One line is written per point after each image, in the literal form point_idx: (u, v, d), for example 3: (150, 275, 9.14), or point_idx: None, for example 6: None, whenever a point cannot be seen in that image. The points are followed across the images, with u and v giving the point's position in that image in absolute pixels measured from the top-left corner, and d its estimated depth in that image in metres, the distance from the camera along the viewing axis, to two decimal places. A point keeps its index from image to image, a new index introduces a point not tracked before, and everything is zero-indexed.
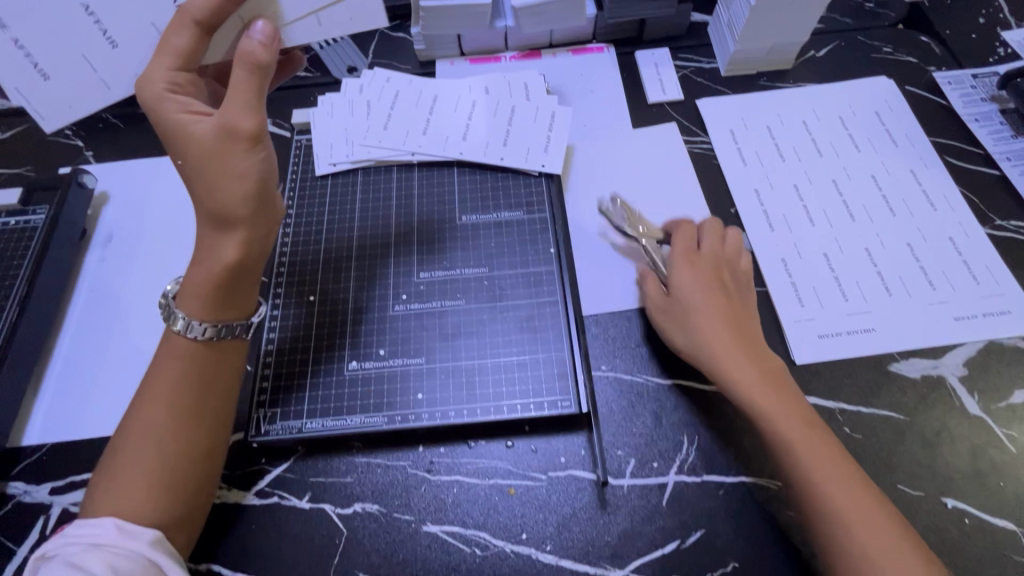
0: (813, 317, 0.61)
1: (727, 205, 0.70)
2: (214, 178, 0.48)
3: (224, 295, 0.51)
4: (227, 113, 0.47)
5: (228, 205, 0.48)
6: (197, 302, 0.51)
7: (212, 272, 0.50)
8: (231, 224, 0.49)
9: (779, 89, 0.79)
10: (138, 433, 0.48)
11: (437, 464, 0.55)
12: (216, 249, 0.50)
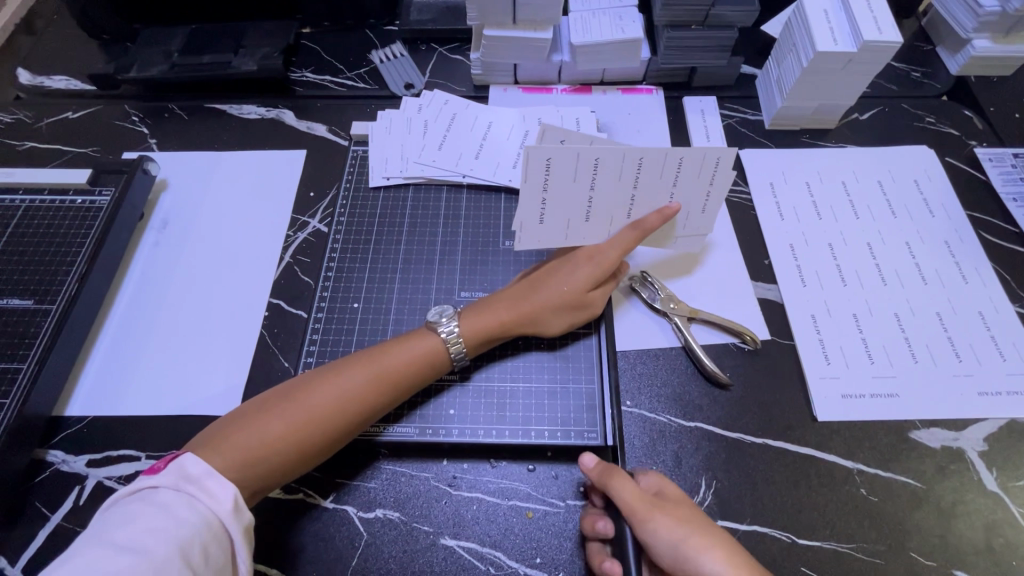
0: (838, 376, 0.63)
1: (761, 256, 0.71)
2: (555, 305, 0.59)
3: (489, 343, 0.59)
4: (595, 293, 0.60)
5: (545, 316, 0.59)
6: (468, 346, 0.58)
7: (496, 326, 0.58)
8: (540, 320, 0.59)
9: (821, 147, 0.81)
10: (300, 417, 0.51)
11: (460, 479, 0.57)
12: (514, 323, 0.59)
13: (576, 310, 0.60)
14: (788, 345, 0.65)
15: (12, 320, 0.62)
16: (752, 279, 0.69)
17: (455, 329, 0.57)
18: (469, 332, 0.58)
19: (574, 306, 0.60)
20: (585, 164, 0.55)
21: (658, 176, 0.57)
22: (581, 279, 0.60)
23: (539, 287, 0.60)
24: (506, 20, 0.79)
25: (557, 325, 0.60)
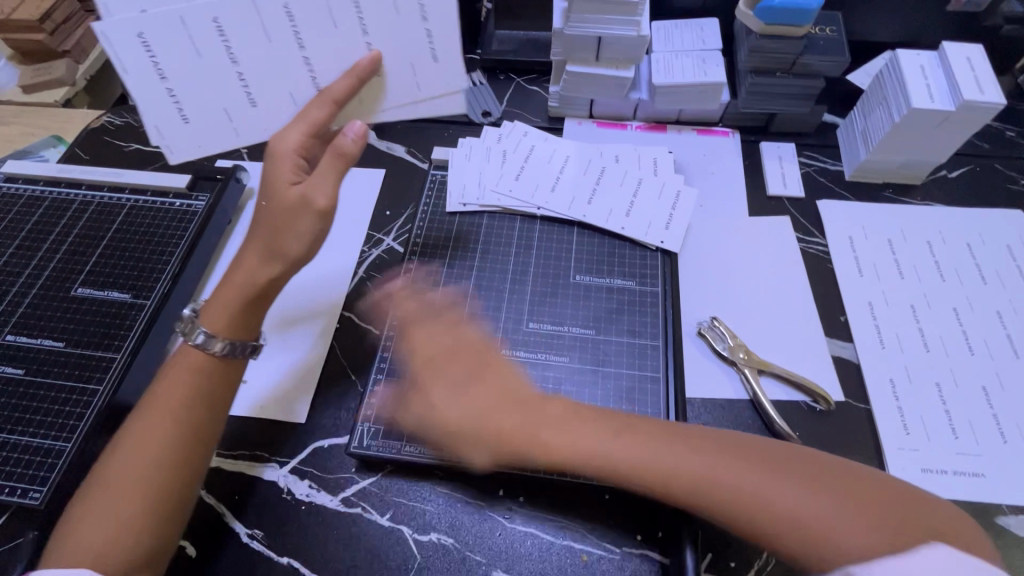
0: (917, 448, 0.60)
1: (837, 312, 0.69)
2: (284, 224, 0.55)
3: (243, 322, 0.56)
4: (311, 186, 0.54)
5: (246, 286, 0.56)
6: (232, 337, 0.56)
7: (241, 299, 0.56)
8: (281, 257, 0.56)
9: (905, 204, 0.78)
10: (137, 458, 0.50)
11: (515, 512, 0.57)
12: (251, 274, 0.56)
13: (251, 272, 0.56)
14: (864, 410, 0.62)
15: (110, 312, 0.66)
16: (827, 336, 0.67)
17: (202, 332, 0.55)
18: (219, 321, 0.55)
19: (239, 269, 0.57)
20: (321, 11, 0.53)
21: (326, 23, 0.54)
22: (282, 236, 0.55)
23: (243, 256, 0.57)
24: (590, 57, 0.80)
25: (221, 319, 0.55)
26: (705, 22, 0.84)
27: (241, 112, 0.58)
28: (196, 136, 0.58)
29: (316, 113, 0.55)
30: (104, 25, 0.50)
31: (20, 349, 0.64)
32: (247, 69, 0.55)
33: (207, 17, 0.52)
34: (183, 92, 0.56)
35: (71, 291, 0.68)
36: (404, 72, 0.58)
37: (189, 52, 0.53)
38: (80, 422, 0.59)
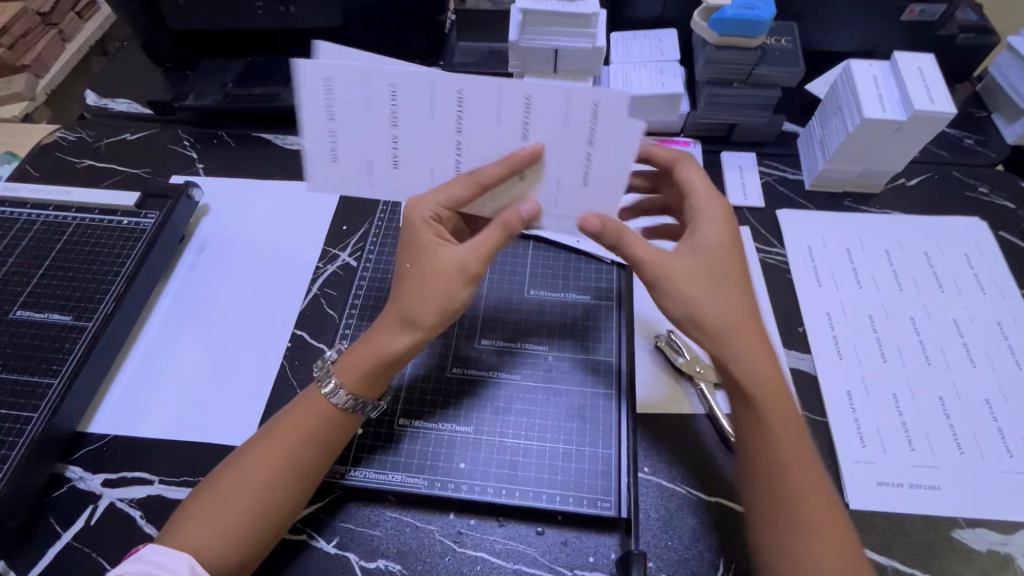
0: (873, 461, 0.59)
1: (795, 323, 0.69)
2: (423, 290, 0.51)
3: (374, 379, 0.53)
4: (466, 256, 0.51)
5: (387, 352, 0.53)
6: (357, 393, 0.53)
7: (370, 363, 0.53)
8: (411, 327, 0.52)
9: (864, 212, 0.78)
10: (247, 468, 0.50)
11: (466, 536, 0.55)
12: (382, 340, 0.53)
13: (386, 339, 0.53)
14: (821, 423, 0.62)
15: (49, 335, 0.64)
16: (783, 347, 0.67)
17: (335, 383, 0.53)
18: (348, 377, 0.53)
19: (377, 331, 0.54)
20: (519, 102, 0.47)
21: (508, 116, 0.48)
22: (421, 304, 0.51)
23: (382, 318, 0.54)
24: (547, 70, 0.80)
25: (355, 372, 0.53)
26: (663, 34, 0.84)
27: (382, 169, 0.52)
28: (345, 181, 0.53)
29: (459, 192, 0.50)
30: (299, 61, 0.46)
31: None
32: (421, 142, 0.50)
33: (387, 80, 0.47)
34: (347, 138, 0.50)
35: (10, 314, 0.66)
36: (550, 183, 0.51)
37: (362, 104, 0.48)
38: (10, 451, 0.57)
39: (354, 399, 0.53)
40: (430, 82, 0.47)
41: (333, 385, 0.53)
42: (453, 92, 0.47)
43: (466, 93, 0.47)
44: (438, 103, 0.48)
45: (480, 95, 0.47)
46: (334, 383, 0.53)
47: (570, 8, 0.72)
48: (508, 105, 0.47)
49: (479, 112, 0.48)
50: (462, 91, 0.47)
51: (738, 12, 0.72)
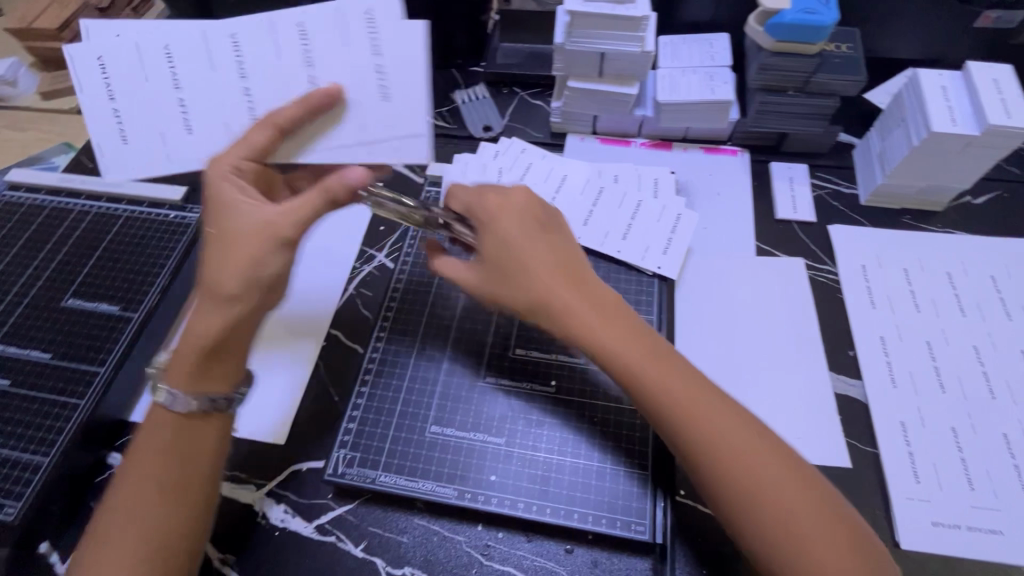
0: (928, 499, 0.55)
1: (845, 346, 0.65)
2: (227, 252, 0.49)
3: (206, 373, 0.50)
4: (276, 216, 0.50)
5: (196, 338, 0.49)
6: (175, 390, 0.49)
7: (193, 353, 0.50)
8: (217, 304, 0.49)
9: (925, 231, 0.74)
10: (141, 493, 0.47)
11: (493, 549, 0.54)
12: (200, 328, 0.50)
13: (208, 331, 0.49)
14: (871, 454, 0.59)
15: (99, 324, 0.66)
16: (832, 372, 0.63)
17: (166, 390, 0.49)
18: (177, 382, 0.49)
19: (190, 317, 0.51)
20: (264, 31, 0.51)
21: (272, 53, 0.51)
22: (223, 270, 0.49)
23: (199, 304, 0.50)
24: (592, 73, 0.78)
25: (183, 376, 0.50)
26: (714, 38, 0.81)
27: (173, 137, 0.53)
28: (131, 157, 0.53)
29: (257, 137, 0.49)
30: (69, 49, 0.52)
31: (8, 359, 0.64)
32: (200, 95, 0.52)
33: (162, 46, 0.51)
34: (128, 111, 0.52)
35: (62, 302, 0.68)
36: (354, 113, 0.51)
37: (141, 75, 0.52)
38: (58, 436, 0.58)
39: (169, 396, 0.49)
40: (200, 34, 0.51)
41: (163, 393, 0.50)
42: (224, 36, 0.51)
43: (240, 35, 0.51)
44: (212, 53, 0.51)
45: (248, 32, 0.51)
46: (163, 390, 0.50)
47: (620, 10, 0.70)
48: (274, 45, 0.51)
49: (263, 49, 0.51)
50: (234, 35, 0.51)
51: (797, 16, 0.69)
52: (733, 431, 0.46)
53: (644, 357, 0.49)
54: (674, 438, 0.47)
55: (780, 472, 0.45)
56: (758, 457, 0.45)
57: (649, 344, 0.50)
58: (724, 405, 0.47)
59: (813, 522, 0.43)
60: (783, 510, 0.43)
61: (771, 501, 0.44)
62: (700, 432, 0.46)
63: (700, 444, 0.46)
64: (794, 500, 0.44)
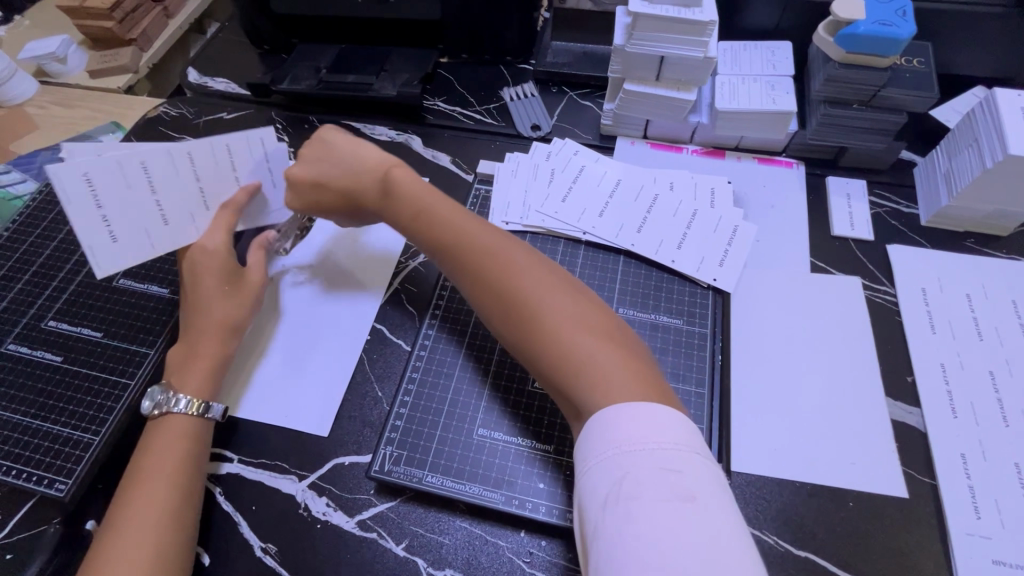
0: (989, 535, 0.53)
1: (904, 371, 0.63)
2: (229, 300, 0.62)
3: (217, 379, 0.60)
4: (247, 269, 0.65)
5: (209, 352, 0.60)
6: (208, 399, 0.58)
7: (212, 365, 0.59)
8: (232, 333, 0.62)
9: (989, 256, 0.71)
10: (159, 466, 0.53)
11: (537, 558, 0.53)
12: (215, 350, 0.60)
13: (210, 348, 0.60)
14: (928, 485, 0.57)
15: (149, 306, 0.67)
16: (890, 397, 0.61)
17: (182, 398, 0.56)
18: (195, 387, 0.58)
19: (198, 348, 0.60)
20: (219, 150, 0.62)
21: (215, 167, 0.63)
22: (224, 306, 0.62)
23: (197, 333, 0.60)
24: (650, 76, 0.76)
25: (195, 382, 0.58)
26: (777, 46, 0.79)
27: (158, 230, 0.61)
28: (123, 250, 0.59)
29: (226, 220, 0.64)
30: (53, 168, 0.54)
31: (61, 335, 0.65)
32: (169, 200, 0.61)
33: (136, 161, 0.58)
34: (118, 216, 0.58)
35: (114, 282, 0.69)
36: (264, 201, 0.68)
37: (121, 186, 0.58)
38: (108, 416, 0.59)
39: (205, 402, 0.57)
40: (166, 153, 0.60)
41: (172, 399, 0.56)
42: (182, 154, 0.60)
43: (194, 153, 0.61)
44: (192, 168, 0.61)
45: (204, 154, 0.62)
46: (173, 397, 0.56)
47: (687, 14, 0.69)
48: (212, 158, 0.62)
49: (207, 164, 0.62)
50: (190, 152, 0.61)
51: (872, 28, 0.66)
52: (563, 346, 0.48)
53: (473, 237, 0.56)
54: (484, 312, 0.53)
55: (592, 334, 0.48)
56: (615, 370, 0.46)
57: (516, 285, 0.52)
58: (536, 274, 0.52)
59: (581, 353, 0.47)
60: (571, 358, 0.47)
61: (563, 354, 0.47)
62: (533, 307, 0.50)
63: (512, 307, 0.51)
64: (585, 349, 0.47)
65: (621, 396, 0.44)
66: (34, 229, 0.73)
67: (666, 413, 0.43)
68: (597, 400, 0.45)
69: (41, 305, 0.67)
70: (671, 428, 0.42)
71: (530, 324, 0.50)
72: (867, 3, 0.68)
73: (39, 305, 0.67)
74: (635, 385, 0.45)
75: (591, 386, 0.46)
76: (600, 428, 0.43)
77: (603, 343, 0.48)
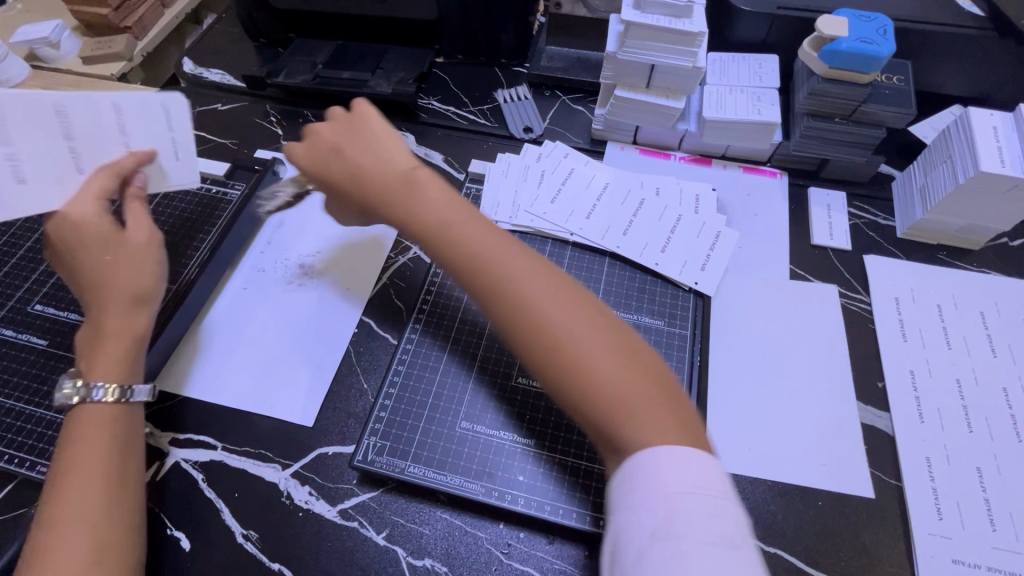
0: (949, 536, 0.55)
1: (875, 377, 0.65)
2: (122, 274, 0.57)
3: (122, 366, 0.55)
4: (136, 232, 0.59)
5: (116, 333, 0.56)
6: (128, 382, 0.55)
7: (118, 350, 0.55)
8: (133, 308, 0.57)
9: (959, 269, 0.74)
10: (76, 445, 0.51)
11: (514, 548, 0.55)
12: (119, 327, 0.56)
13: (116, 327, 0.56)
14: (894, 487, 0.59)
15: None
16: (861, 402, 0.64)
17: (93, 391, 0.53)
18: (95, 375, 0.54)
19: (104, 329, 0.56)
20: (143, 107, 0.58)
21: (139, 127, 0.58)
22: (122, 282, 0.57)
23: (99, 307, 0.56)
24: (640, 83, 0.78)
25: (99, 370, 0.54)
26: (764, 59, 0.81)
27: (71, 181, 0.56)
28: (30, 197, 0.53)
29: (103, 183, 0.56)
30: None
31: (46, 319, 0.65)
32: (91, 150, 0.56)
33: (49, 100, 0.53)
34: (26, 154, 0.53)
35: None
36: (173, 162, 0.61)
37: (27, 126, 0.53)
38: None
39: (123, 388, 0.54)
40: (86, 99, 0.55)
41: (86, 389, 0.53)
42: (108, 104, 0.56)
43: (121, 106, 0.57)
44: (109, 120, 0.56)
45: (127, 107, 0.57)
46: (88, 387, 0.53)
47: (677, 25, 0.71)
48: (140, 115, 0.58)
49: (138, 124, 0.58)
50: (116, 105, 0.56)
51: (854, 45, 0.68)
52: (603, 382, 0.44)
53: (499, 251, 0.51)
54: (509, 333, 0.49)
55: (630, 365, 0.45)
56: (661, 415, 0.43)
57: (546, 307, 0.47)
58: (567, 291, 0.48)
59: (632, 389, 0.44)
60: (608, 396, 0.44)
61: (608, 391, 0.44)
62: (570, 337, 0.46)
63: (541, 332, 0.47)
64: (634, 388, 0.44)
65: (673, 440, 0.42)
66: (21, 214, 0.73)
67: (709, 466, 0.41)
68: (645, 441, 0.42)
69: (27, 289, 0.67)
70: (709, 469, 0.41)
71: (563, 352, 0.46)
72: (849, 20, 0.71)
73: (26, 290, 0.67)
74: (677, 429, 0.43)
75: (635, 427, 0.43)
76: (647, 468, 0.41)
77: (641, 375, 0.45)
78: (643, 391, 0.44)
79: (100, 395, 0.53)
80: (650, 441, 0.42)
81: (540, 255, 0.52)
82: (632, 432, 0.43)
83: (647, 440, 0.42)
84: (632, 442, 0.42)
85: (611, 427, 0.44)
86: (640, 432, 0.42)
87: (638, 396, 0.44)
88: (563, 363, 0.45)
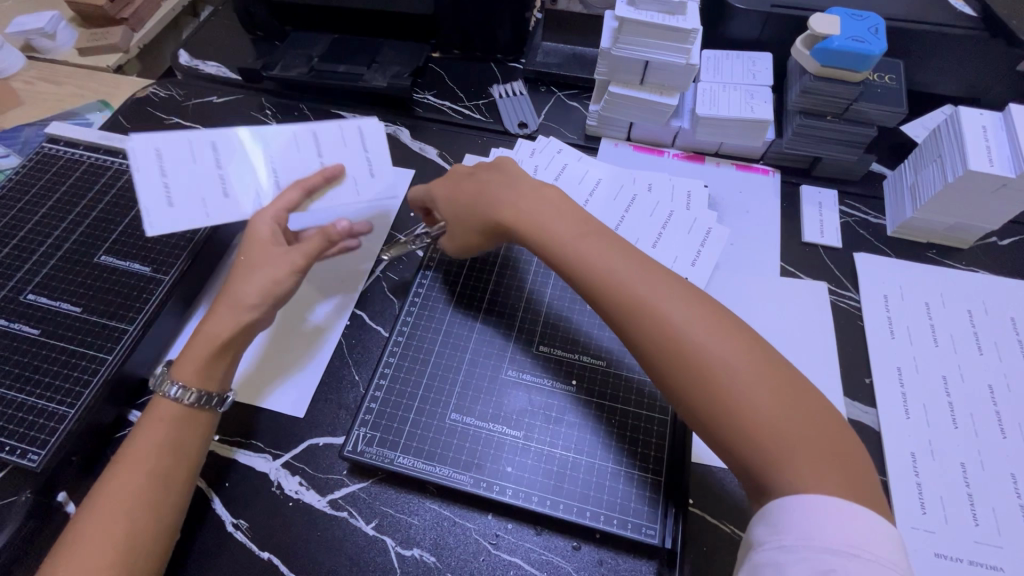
0: (932, 530, 0.56)
1: (862, 373, 0.66)
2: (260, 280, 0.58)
3: (211, 373, 0.56)
4: (299, 250, 0.59)
5: (213, 334, 0.57)
6: (207, 389, 0.56)
7: (207, 351, 0.56)
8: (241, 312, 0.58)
9: (948, 267, 0.74)
10: (135, 440, 0.52)
11: (502, 539, 0.55)
12: (217, 329, 0.57)
13: (216, 330, 0.57)
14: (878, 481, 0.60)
15: (130, 284, 0.67)
16: (847, 397, 0.64)
17: (174, 386, 0.54)
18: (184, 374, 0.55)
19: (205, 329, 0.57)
20: (317, 131, 0.62)
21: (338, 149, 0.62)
22: (246, 287, 0.58)
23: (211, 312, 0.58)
24: (634, 79, 0.78)
25: (187, 370, 0.55)
26: (758, 56, 0.81)
27: (220, 200, 0.58)
28: (178, 215, 0.57)
29: (287, 197, 0.59)
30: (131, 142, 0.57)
31: (38, 308, 0.65)
32: (253, 174, 0.61)
33: (208, 137, 0.60)
34: (181, 182, 0.58)
35: (95, 258, 0.69)
36: (348, 182, 0.61)
37: (185, 158, 0.58)
38: (84, 390, 0.60)
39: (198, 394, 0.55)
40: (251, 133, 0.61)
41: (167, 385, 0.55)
42: (286, 137, 0.62)
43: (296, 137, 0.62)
44: (272, 146, 0.62)
45: (298, 134, 0.62)
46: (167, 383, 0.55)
47: (671, 21, 0.71)
48: (345, 139, 0.62)
49: (348, 148, 0.62)
50: (292, 134, 0.62)
51: (845, 43, 0.69)
52: (751, 421, 0.43)
53: (627, 280, 0.51)
54: (645, 362, 0.49)
55: (772, 389, 0.44)
56: (794, 449, 0.42)
57: (691, 341, 0.47)
58: (723, 329, 0.47)
59: (785, 430, 0.42)
60: (745, 430, 0.43)
61: (754, 429, 0.43)
62: (716, 373, 0.45)
63: (689, 368, 0.46)
64: (793, 431, 0.42)
65: (808, 475, 0.40)
66: (14, 203, 0.73)
67: (846, 507, 0.39)
68: (788, 480, 0.41)
69: (20, 278, 0.67)
70: (863, 523, 0.38)
71: (712, 389, 0.45)
72: (842, 19, 0.71)
73: (18, 279, 0.67)
74: (837, 474, 0.41)
75: (775, 463, 0.42)
76: (802, 514, 0.39)
77: (825, 427, 0.43)
78: (808, 437, 0.42)
79: (175, 393, 0.54)
80: (784, 475, 0.41)
81: (687, 286, 0.51)
82: (764, 464, 0.42)
83: (786, 474, 0.41)
84: (767, 474, 0.42)
85: (752, 463, 0.43)
86: (797, 475, 0.41)
87: (801, 440, 0.42)
88: (705, 397, 0.45)
